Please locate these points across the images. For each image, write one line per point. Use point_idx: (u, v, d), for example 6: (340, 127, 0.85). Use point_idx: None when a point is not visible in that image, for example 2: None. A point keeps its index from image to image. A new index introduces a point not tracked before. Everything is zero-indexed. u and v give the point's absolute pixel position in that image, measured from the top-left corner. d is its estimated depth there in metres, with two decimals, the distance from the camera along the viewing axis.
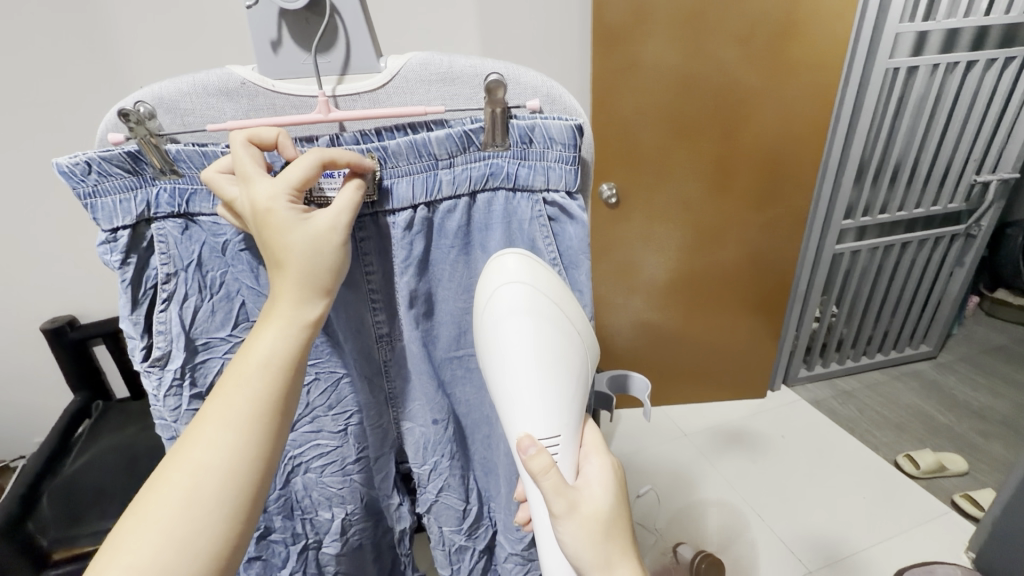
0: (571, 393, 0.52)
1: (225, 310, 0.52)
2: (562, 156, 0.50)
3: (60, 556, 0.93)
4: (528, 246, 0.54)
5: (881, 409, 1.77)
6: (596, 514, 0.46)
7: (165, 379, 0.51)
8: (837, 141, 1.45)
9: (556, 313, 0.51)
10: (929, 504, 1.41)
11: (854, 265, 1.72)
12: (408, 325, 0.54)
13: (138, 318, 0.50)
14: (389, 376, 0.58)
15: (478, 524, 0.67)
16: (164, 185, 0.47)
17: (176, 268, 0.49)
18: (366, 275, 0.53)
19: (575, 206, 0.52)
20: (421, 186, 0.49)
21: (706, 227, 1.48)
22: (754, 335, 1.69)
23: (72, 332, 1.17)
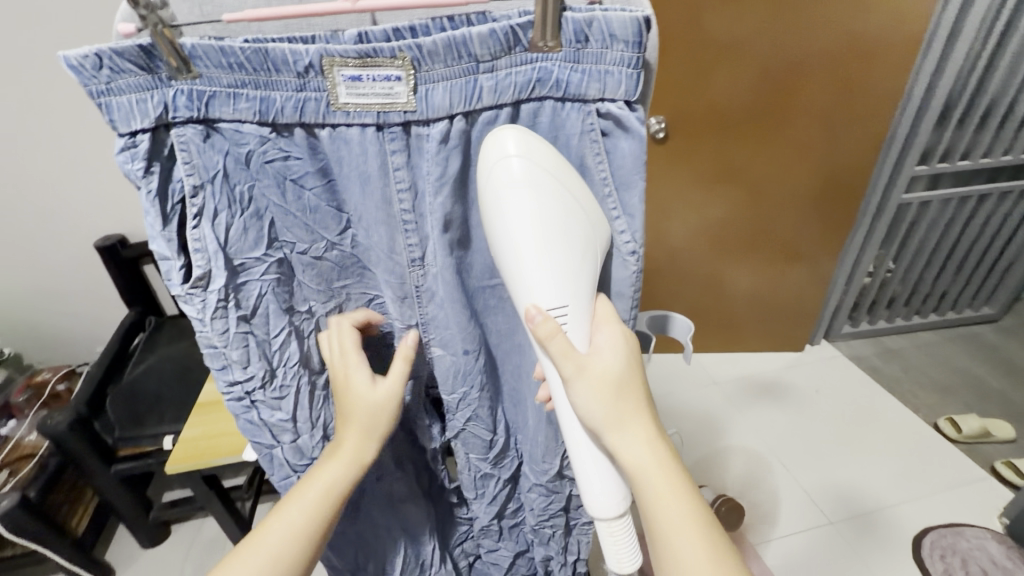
0: (581, 265, 0.46)
1: (258, 229, 0.45)
2: (624, 57, 0.40)
3: (127, 452, 1.07)
4: (577, 170, 0.46)
5: (928, 370, 1.69)
6: (605, 374, 0.47)
7: (210, 301, 0.44)
8: (925, 73, 1.28)
9: (560, 188, 0.43)
10: (967, 469, 1.37)
11: (922, 217, 1.59)
12: (442, 250, 0.48)
13: (171, 236, 0.43)
14: (421, 303, 0.52)
15: (504, 454, 0.69)
16: (181, 86, 0.38)
17: (202, 180, 0.41)
18: (398, 195, 0.45)
19: (632, 116, 0.43)
20: (458, 93, 0.40)
21: (760, 167, 1.38)
22: (798, 283, 1.61)
23: (125, 251, 1.21)
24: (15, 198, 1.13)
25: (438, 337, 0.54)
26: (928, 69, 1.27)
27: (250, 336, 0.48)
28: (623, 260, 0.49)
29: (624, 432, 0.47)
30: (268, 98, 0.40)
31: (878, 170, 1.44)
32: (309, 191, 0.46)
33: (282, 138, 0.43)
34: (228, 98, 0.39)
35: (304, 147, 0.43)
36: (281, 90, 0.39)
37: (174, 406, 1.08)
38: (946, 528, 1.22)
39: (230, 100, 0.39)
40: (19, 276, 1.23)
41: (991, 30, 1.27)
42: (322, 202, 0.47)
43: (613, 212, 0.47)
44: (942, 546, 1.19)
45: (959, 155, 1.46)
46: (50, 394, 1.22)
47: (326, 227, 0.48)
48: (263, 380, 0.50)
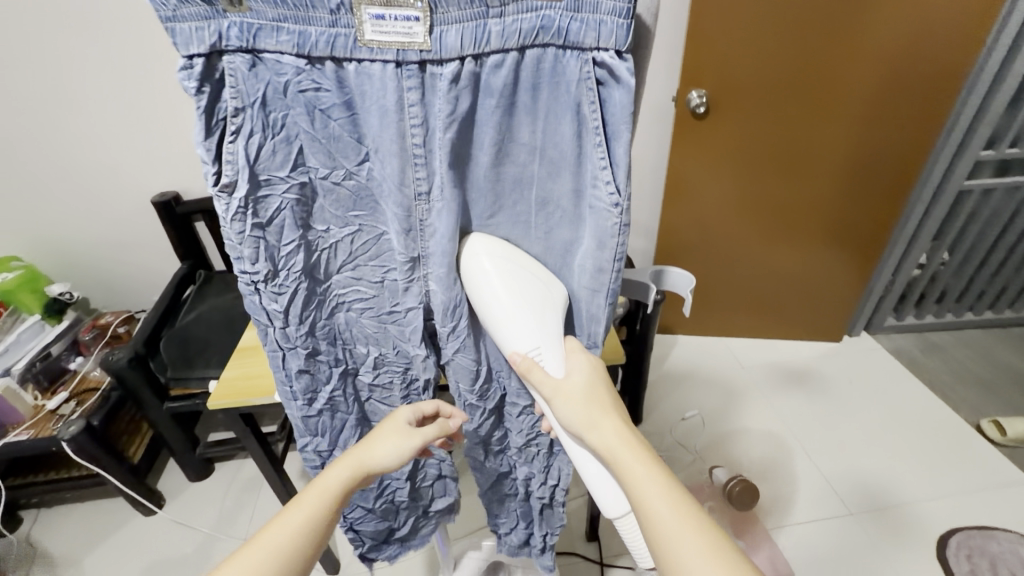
0: (547, 313, 0.53)
1: (285, 152, 0.45)
2: (615, 8, 0.39)
3: (176, 390, 1.16)
4: (571, 116, 0.44)
5: (974, 369, 1.60)
6: (575, 388, 0.52)
7: (231, 206, 0.45)
8: (999, 48, 1.19)
9: (521, 258, 0.52)
10: (1007, 471, 1.30)
11: (982, 207, 1.49)
12: (447, 184, 0.46)
13: (211, 146, 0.42)
14: (425, 237, 0.50)
15: (489, 386, 0.66)
16: (235, 19, 0.38)
17: (244, 104, 0.41)
18: (410, 129, 0.44)
19: (624, 68, 0.41)
20: (468, 37, 0.40)
21: (808, 144, 1.32)
22: (838, 266, 1.54)
23: (179, 207, 1.29)
24: (81, 151, 1.22)
25: (438, 275, 0.52)
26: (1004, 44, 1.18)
27: (262, 241, 0.48)
28: (606, 212, 0.47)
29: (598, 431, 0.51)
30: (306, 32, 0.39)
31: (936, 155, 1.36)
32: (334, 121, 0.45)
33: (316, 69, 0.41)
34: (273, 31, 0.39)
35: (333, 79, 0.42)
36: (316, 26, 0.39)
37: (219, 355, 1.17)
38: (976, 529, 1.18)
39: (275, 32, 0.39)
40: (83, 225, 1.33)
41: None
42: (344, 132, 0.45)
43: (601, 160, 0.45)
44: (969, 547, 1.15)
45: None
46: (113, 334, 1.33)
47: (345, 156, 0.47)
48: (266, 276, 0.51)
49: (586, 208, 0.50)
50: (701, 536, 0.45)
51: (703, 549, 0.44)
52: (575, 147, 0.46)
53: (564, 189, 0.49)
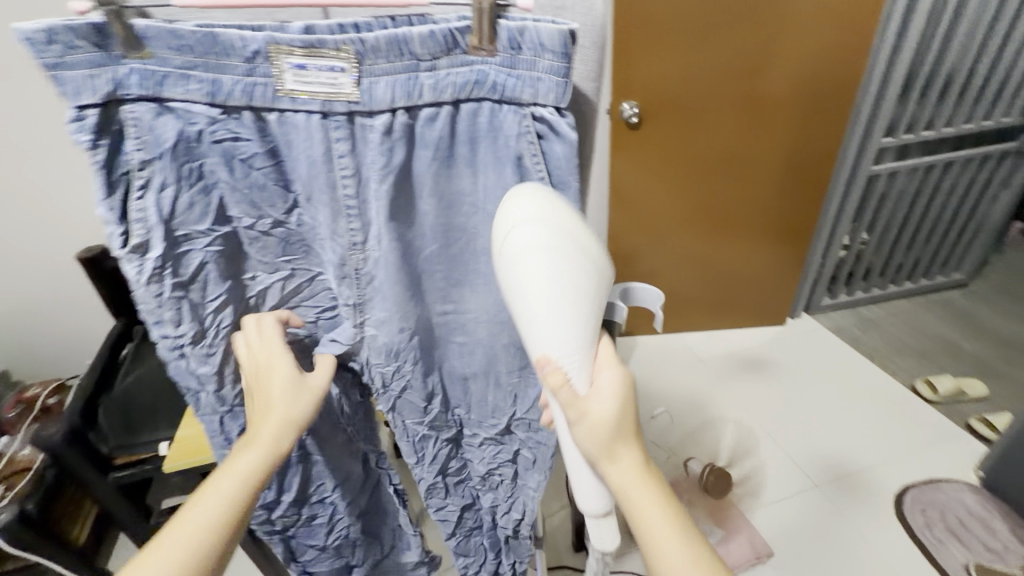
0: (588, 317, 0.43)
1: (204, 204, 0.46)
2: (553, 66, 0.41)
3: (122, 459, 1.08)
4: (513, 168, 0.46)
5: (905, 337, 1.75)
6: (603, 423, 0.43)
7: (146, 267, 0.45)
8: (885, 49, 1.33)
9: (565, 243, 0.42)
10: (944, 427, 1.42)
11: (890, 189, 1.64)
12: (386, 236, 0.47)
13: (114, 204, 0.43)
14: (361, 284, 0.50)
15: (445, 432, 0.63)
16: (133, 66, 0.39)
17: (151, 156, 0.42)
18: (341, 180, 0.45)
19: (564, 123, 0.44)
20: (401, 88, 0.42)
21: (733, 146, 1.41)
22: (770, 259, 1.65)
23: (108, 261, 1.21)
24: None
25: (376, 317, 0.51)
26: (887, 44, 1.32)
27: (185, 300, 0.48)
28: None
29: (619, 466, 0.44)
30: (219, 80, 0.41)
31: (845, 145, 1.49)
32: (256, 170, 0.46)
33: (231, 118, 0.43)
34: (179, 80, 0.40)
35: (252, 128, 0.44)
36: (230, 74, 0.40)
37: (166, 415, 1.10)
38: (925, 484, 1.28)
39: (181, 81, 0.40)
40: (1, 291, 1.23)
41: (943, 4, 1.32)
42: (269, 181, 0.47)
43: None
44: (922, 501, 1.24)
45: (923, 127, 1.51)
46: (42, 407, 1.22)
47: (271, 206, 0.48)
48: (193, 338, 0.49)
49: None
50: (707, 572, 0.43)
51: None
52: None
53: None
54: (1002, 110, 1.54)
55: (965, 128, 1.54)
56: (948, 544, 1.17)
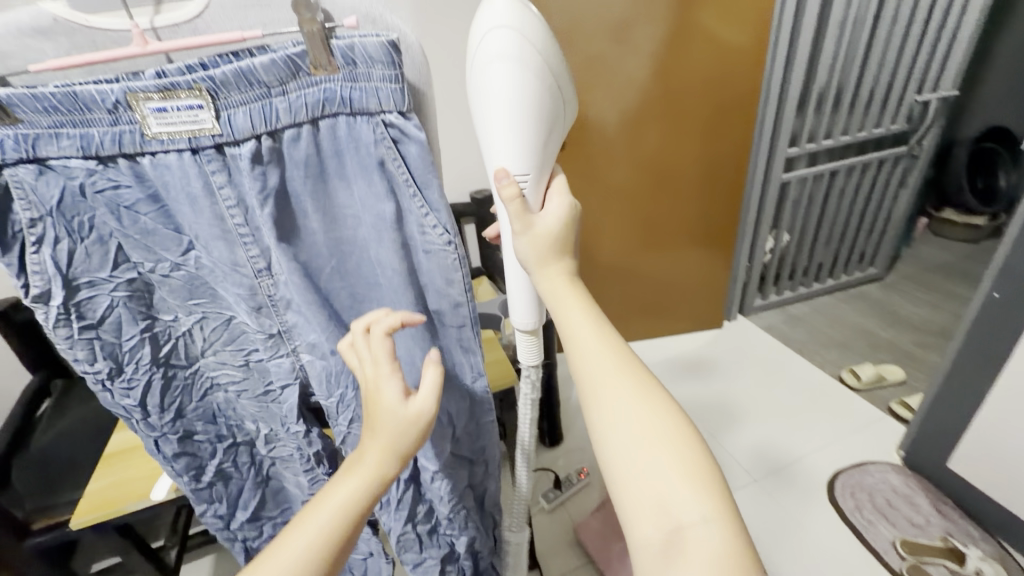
0: (541, 138, 0.52)
1: (102, 251, 0.46)
2: (387, 76, 0.43)
3: (40, 525, 0.98)
4: (379, 175, 0.46)
5: (830, 330, 1.86)
6: (548, 235, 0.52)
7: (51, 313, 0.46)
8: (778, 68, 1.45)
9: (539, 68, 0.49)
10: (867, 411, 1.51)
11: (801, 193, 1.76)
12: (283, 258, 0.47)
13: (10, 261, 0.43)
14: (278, 311, 0.51)
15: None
16: (5, 131, 0.39)
17: (40, 213, 0.42)
18: (229, 211, 0.46)
19: (411, 126, 0.45)
20: (257, 116, 0.42)
21: (653, 161, 1.49)
22: (703, 264, 1.73)
23: (18, 314, 1.15)
24: None
25: (305, 342, 0.53)
26: (780, 63, 1.44)
27: (96, 341, 0.49)
28: (444, 250, 0.50)
29: (547, 273, 0.51)
30: (88, 134, 0.41)
31: (754, 155, 1.60)
32: (144, 216, 0.46)
33: (109, 168, 0.43)
34: (51, 138, 0.40)
35: (130, 175, 0.44)
36: (98, 126, 0.41)
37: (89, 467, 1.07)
38: (853, 468, 1.35)
39: (53, 139, 0.40)
40: None
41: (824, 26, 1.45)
42: (158, 225, 0.47)
43: (421, 209, 0.47)
44: (851, 484, 1.31)
45: (822, 135, 1.64)
46: None
47: (166, 249, 0.48)
48: (110, 374, 0.51)
49: (419, 256, 0.50)
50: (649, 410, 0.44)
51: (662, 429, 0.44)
52: (395, 205, 0.47)
53: (388, 248, 0.48)
54: (890, 117, 1.69)
55: (860, 135, 1.68)
56: (877, 523, 1.23)
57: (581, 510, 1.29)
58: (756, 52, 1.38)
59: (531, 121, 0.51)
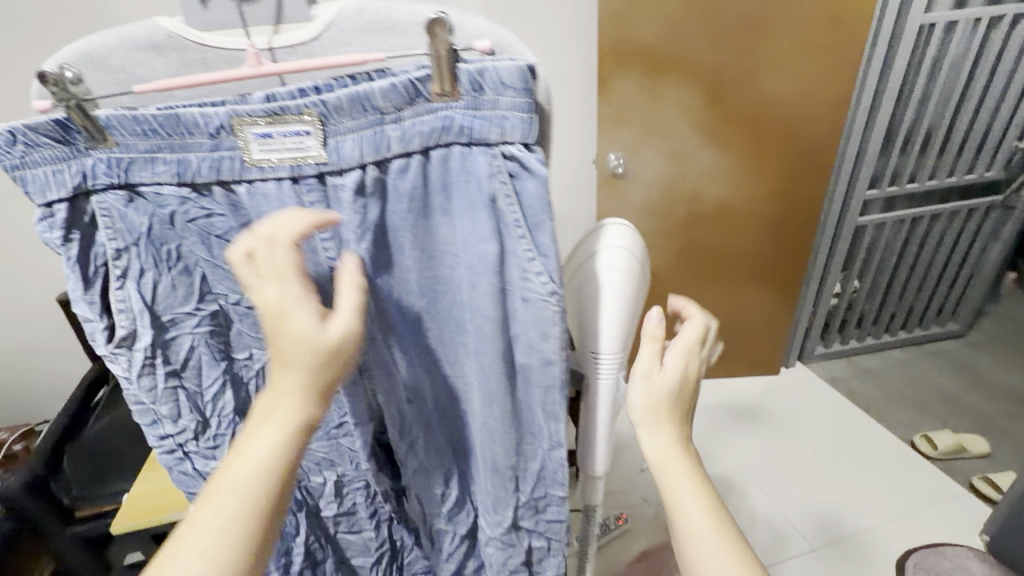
0: (634, 325, 0.56)
1: (188, 283, 0.44)
2: (517, 103, 0.40)
3: (85, 512, 1.02)
4: (488, 213, 0.43)
5: (900, 388, 1.72)
6: (668, 390, 0.50)
7: (135, 358, 0.44)
8: (863, 105, 1.36)
9: (643, 275, 0.56)
10: (944, 485, 1.37)
11: (878, 239, 1.65)
12: (373, 293, 0.46)
13: (94, 298, 0.42)
14: (362, 348, 0.48)
15: (460, 507, 0.60)
16: (100, 155, 0.39)
17: (126, 243, 0.41)
18: (322, 245, 0.44)
19: (534, 159, 0.42)
20: (368, 144, 0.40)
21: (722, 198, 1.43)
22: (767, 307, 1.63)
23: None
24: None
25: (384, 384, 0.51)
26: (867, 101, 1.35)
27: (179, 390, 0.46)
28: (544, 301, 0.45)
29: (654, 435, 0.50)
30: (184, 161, 0.40)
31: (830, 196, 1.51)
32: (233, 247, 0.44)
33: (202, 197, 0.42)
34: (147, 163, 0.39)
35: (225, 204, 0.42)
36: (196, 153, 0.40)
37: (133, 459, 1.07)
38: (928, 549, 1.16)
39: (148, 164, 0.39)
40: None
41: (919, 66, 1.35)
42: None
43: (528, 253, 0.43)
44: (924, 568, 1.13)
45: (907, 178, 1.53)
46: (8, 454, 1.16)
47: None
48: (196, 431, 0.48)
49: (517, 303, 0.46)
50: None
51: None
52: (498, 246, 0.44)
53: (487, 286, 0.45)
54: (984, 164, 1.56)
55: (949, 181, 1.56)
56: None
57: (621, 561, 1.21)
58: (845, 91, 1.30)
59: (636, 305, 0.54)
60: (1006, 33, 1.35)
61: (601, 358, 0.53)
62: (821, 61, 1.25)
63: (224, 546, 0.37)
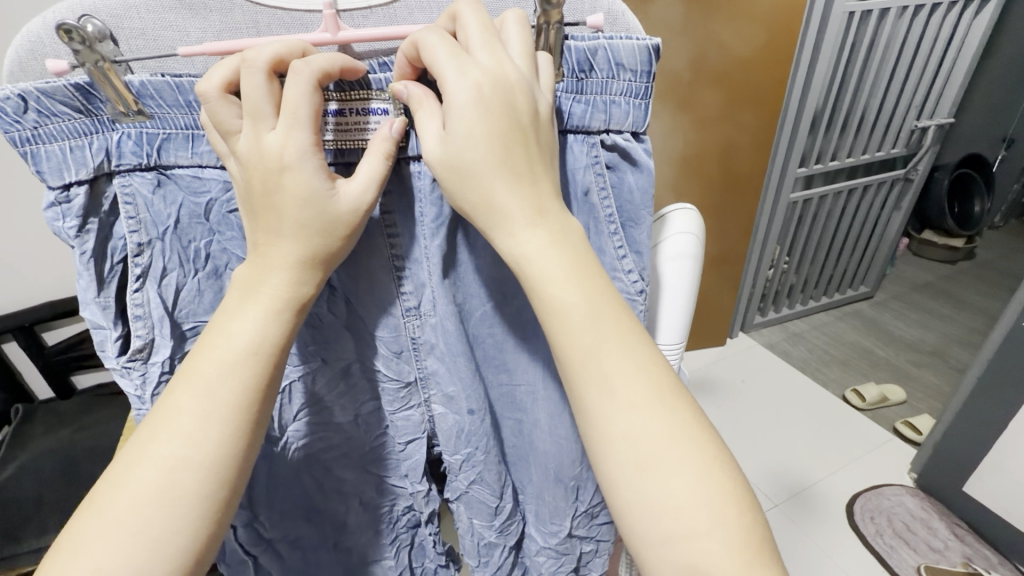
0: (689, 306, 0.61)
1: (214, 289, 0.43)
2: (631, 86, 0.44)
3: None
4: (582, 205, 0.46)
5: (827, 347, 1.89)
6: None
7: (152, 373, 0.42)
8: (796, 87, 1.43)
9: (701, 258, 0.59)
10: (875, 433, 1.53)
11: (806, 213, 1.77)
12: (441, 297, 0.45)
13: (107, 301, 0.41)
14: (419, 356, 0.48)
15: (511, 517, 0.56)
16: (127, 129, 0.38)
17: (149, 236, 0.40)
18: (390, 240, 0.44)
19: (638, 149, 0.46)
20: None
21: (668, 178, 1.47)
22: (712, 284, 1.71)
23: None
24: None
25: (443, 394, 0.48)
26: (799, 82, 1.42)
27: None
28: (631, 300, 0.49)
29: None
30: None
31: (767, 176, 1.60)
32: None
33: None
34: (186, 141, 0.40)
35: None
36: None
37: (35, 518, 0.87)
38: (869, 492, 1.35)
39: (188, 142, 0.40)
40: None
41: (842, 52, 1.44)
42: None
43: (620, 249, 0.47)
44: (870, 509, 1.31)
45: (829, 157, 1.65)
46: None
47: None
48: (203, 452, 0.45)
49: None
50: (613, 391, 0.38)
51: (625, 428, 0.37)
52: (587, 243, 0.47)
53: None
54: (891, 141, 1.72)
55: (862, 158, 1.71)
56: (898, 549, 1.23)
57: None
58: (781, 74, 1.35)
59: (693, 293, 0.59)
60: (910, 21, 1.48)
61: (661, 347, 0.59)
62: (762, 42, 1.29)
63: (215, 433, 0.36)
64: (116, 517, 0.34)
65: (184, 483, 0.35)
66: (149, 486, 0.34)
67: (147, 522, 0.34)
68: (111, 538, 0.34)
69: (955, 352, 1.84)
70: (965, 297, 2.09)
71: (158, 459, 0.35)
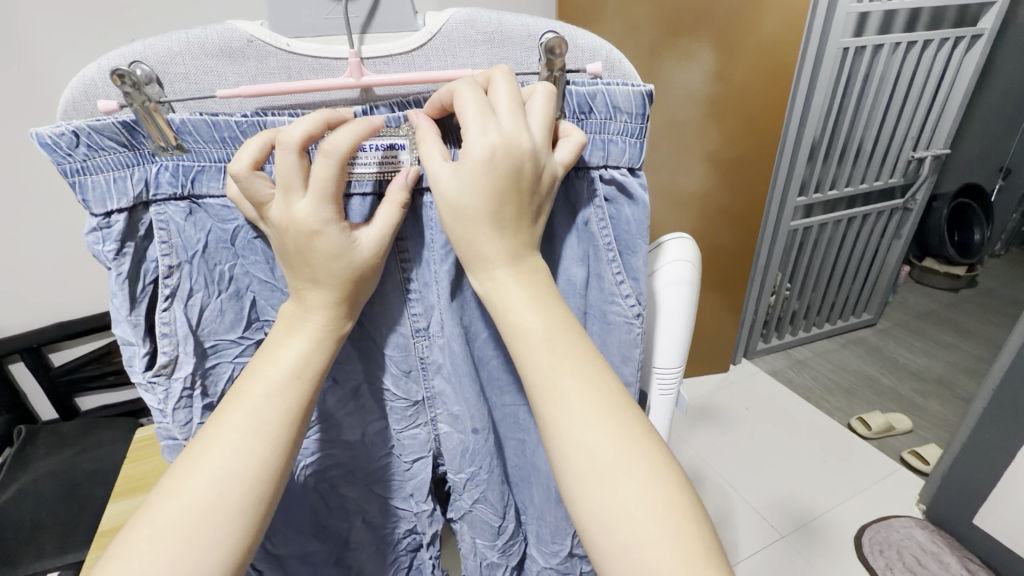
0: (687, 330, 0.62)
1: (235, 310, 0.45)
2: (627, 127, 0.46)
3: None
4: (580, 235, 0.48)
5: (831, 374, 1.88)
6: None
7: (174, 390, 0.43)
8: (795, 118, 1.46)
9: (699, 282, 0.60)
10: (882, 462, 1.51)
11: (807, 241, 1.79)
12: (449, 319, 0.46)
13: (138, 320, 0.43)
14: (427, 376, 0.49)
15: (514, 538, 0.56)
16: (165, 162, 0.40)
17: (178, 260, 0.42)
18: (402, 263, 0.46)
19: (635, 183, 0.48)
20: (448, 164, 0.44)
21: (667, 207, 1.50)
22: (712, 310, 1.71)
23: None
24: None
25: (448, 413, 0.49)
26: (796, 115, 1.46)
27: None
28: (629, 324, 0.50)
29: None
30: None
31: (768, 203, 1.62)
32: None
33: None
34: (218, 173, 0.41)
35: None
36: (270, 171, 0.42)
37: (33, 541, 0.86)
38: (878, 523, 1.33)
39: (219, 174, 0.41)
40: None
41: (839, 85, 1.48)
42: None
43: (618, 276, 0.49)
44: (879, 542, 1.28)
45: (828, 186, 1.68)
46: None
47: None
48: None
49: (598, 325, 0.51)
50: (622, 417, 0.39)
51: (635, 450, 0.38)
52: (587, 270, 0.49)
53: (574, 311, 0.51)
54: (889, 171, 1.75)
55: (860, 187, 1.74)
56: None
57: None
58: (778, 106, 1.39)
59: (691, 318, 0.60)
60: (903, 57, 1.53)
61: (660, 371, 0.60)
62: (764, 74, 1.33)
63: (259, 448, 0.37)
64: (161, 530, 0.34)
65: (230, 498, 0.36)
66: (197, 498, 0.35)
67: (193, 535, 0.34)
68: (164, 555, 0.34)
69: (960, 381, 1.83)
70: (968, 326, 2.09)
71: (209, 471, 0.36)
